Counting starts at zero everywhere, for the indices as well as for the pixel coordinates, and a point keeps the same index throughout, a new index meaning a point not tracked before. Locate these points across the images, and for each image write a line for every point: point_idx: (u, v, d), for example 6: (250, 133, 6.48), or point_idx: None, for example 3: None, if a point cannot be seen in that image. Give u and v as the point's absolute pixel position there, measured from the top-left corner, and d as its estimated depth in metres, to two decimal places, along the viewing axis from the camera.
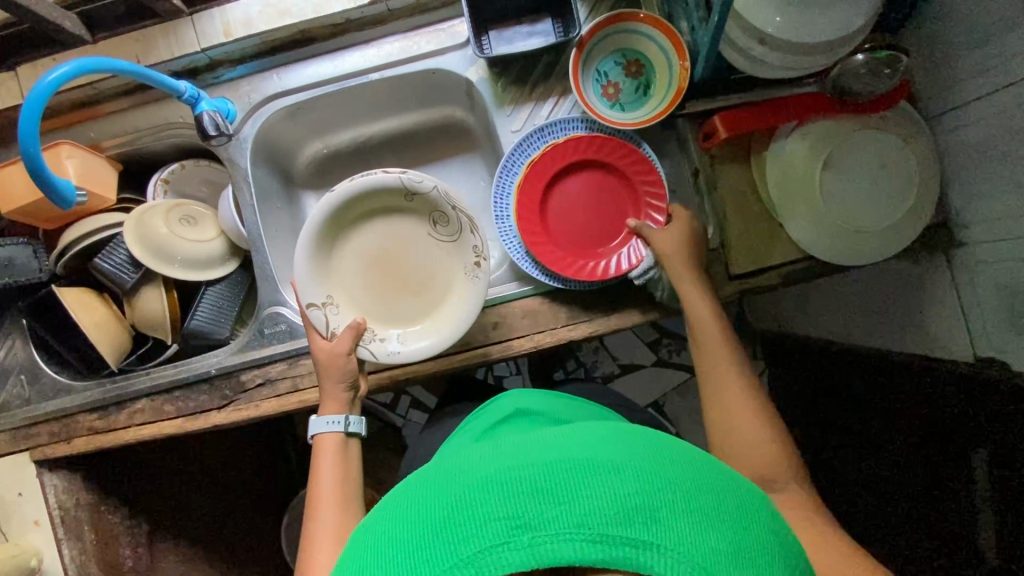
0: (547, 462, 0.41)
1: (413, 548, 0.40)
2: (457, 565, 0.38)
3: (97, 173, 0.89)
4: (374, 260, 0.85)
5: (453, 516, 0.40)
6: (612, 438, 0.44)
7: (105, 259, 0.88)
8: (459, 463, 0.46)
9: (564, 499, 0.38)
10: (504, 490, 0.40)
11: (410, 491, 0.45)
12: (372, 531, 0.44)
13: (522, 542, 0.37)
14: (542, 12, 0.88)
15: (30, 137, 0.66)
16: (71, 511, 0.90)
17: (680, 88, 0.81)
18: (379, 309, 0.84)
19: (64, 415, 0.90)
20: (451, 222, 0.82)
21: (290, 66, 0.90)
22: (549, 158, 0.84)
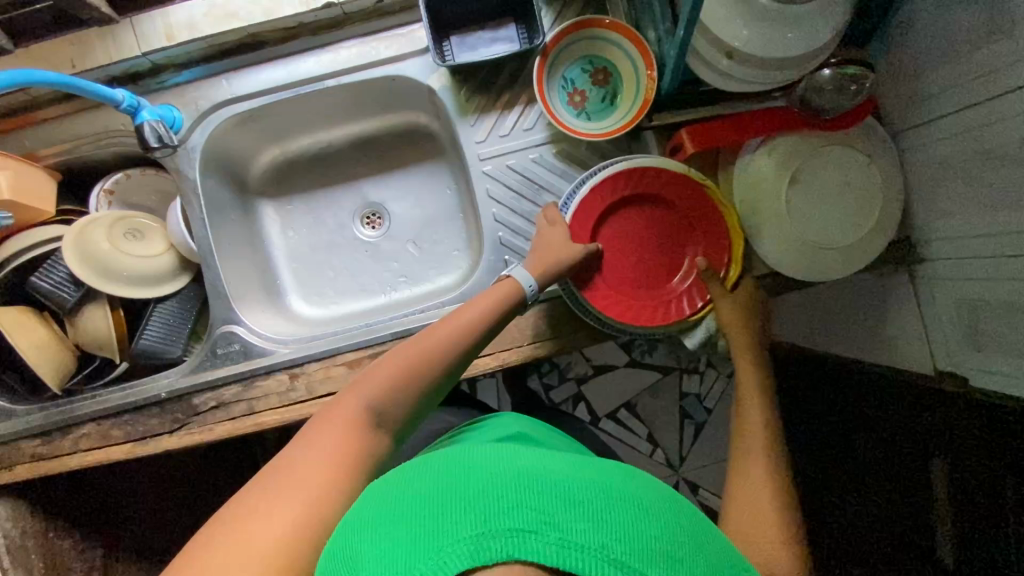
0: (588, 480, 0.39)
1: (452, 500, 0.38)
2: (483, 536, 0.35)
3: (33, 185, 0.83)
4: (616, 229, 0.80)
5: (492, 489, 0.38)
6: (645, 484, 0.43)
7: (43, 278, 0.83)
8: (497, 447, 0.44)
9: (598, 516, 0.37)
10: (543, 485, 0.38)
11: (443, 458, 0.43)
12: (398, 487, 0.42)
13: (549, 539, 0.35)
14: (505, 18, 0.84)
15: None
16: (17, 538, 0.88)
17: (646, 99, 0.79)
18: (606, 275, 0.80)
19: (6, 440, 0.85)
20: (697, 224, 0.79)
21: (240, 71, 0.85)
22: (579, 214, 0.77)
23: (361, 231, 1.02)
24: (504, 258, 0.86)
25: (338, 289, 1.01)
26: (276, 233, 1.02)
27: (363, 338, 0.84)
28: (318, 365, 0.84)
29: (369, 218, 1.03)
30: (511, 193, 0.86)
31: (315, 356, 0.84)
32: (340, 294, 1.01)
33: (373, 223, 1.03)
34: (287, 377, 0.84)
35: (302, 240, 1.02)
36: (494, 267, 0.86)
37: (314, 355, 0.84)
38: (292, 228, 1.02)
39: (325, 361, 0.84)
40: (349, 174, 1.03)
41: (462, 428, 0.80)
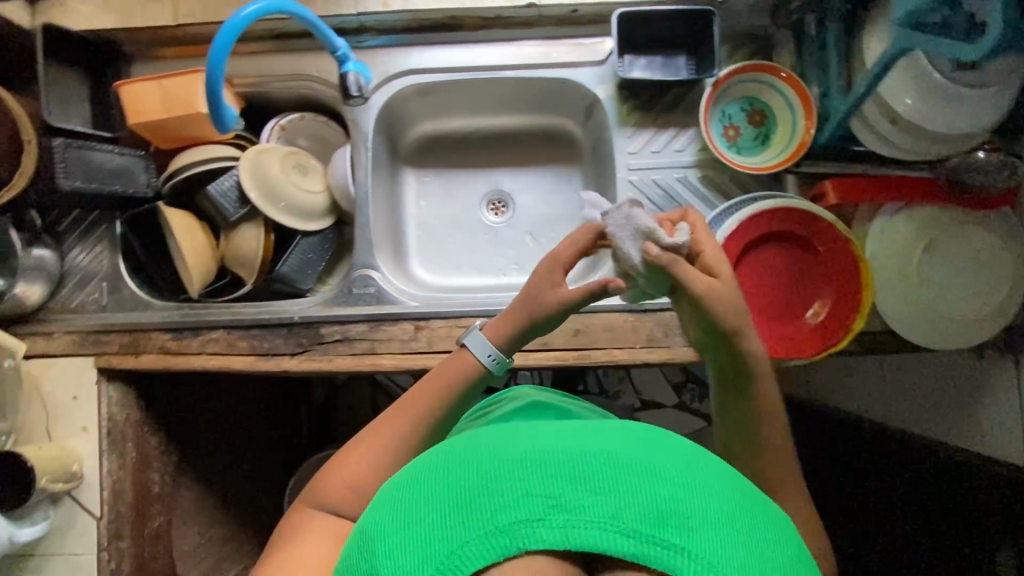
0: (589, 453, 0.43)
1: (458, 503, 0.41)
2: (491, 534, 0.39)
3: (226, 107, 0.92)
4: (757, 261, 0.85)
5: (491, 486, 0.41)
6: (655, 444, 0.45)
7: (217, 189, 0.90)
8: (500, 433, 0.47)
9: (602, 489, 0.40)
10: (547, 470, 0.41)
11: (448, 452, 0.47)
12: (409, 482, 0.46)
13: (555, 522, 0.39)
14: (680, 49, 0.90)
15: (218, 54, 0.68)
16: (118, 424, 0.93)
17: (804, 142, 0.85)
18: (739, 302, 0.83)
19: (138, 329, 0.91)
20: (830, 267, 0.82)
21: (431, 47, 0.92)
22: (728, 243, 0.83)
23: (485, 216, 1.09)
24: None
25: (454, 262, 1.07)
26: (410, 198, 1.09)
27: (487, 306, 0.90)
28: (441, 323, 0.89)
29: (495, 205, 1.09)
30: (651, 204, 0.91)
31: (441, 314, 0.90)
32: (456, 267, 1.06)
33: (498, 210, 1.09)
34: (412, 327, 0.89)
35: (433, 211, 1.09)
36: None
37: (439, 312, 0.90)
38: (425, 198, 1.09)
39: (449, 321, 0.89)
40: (486, 161, 1.10)
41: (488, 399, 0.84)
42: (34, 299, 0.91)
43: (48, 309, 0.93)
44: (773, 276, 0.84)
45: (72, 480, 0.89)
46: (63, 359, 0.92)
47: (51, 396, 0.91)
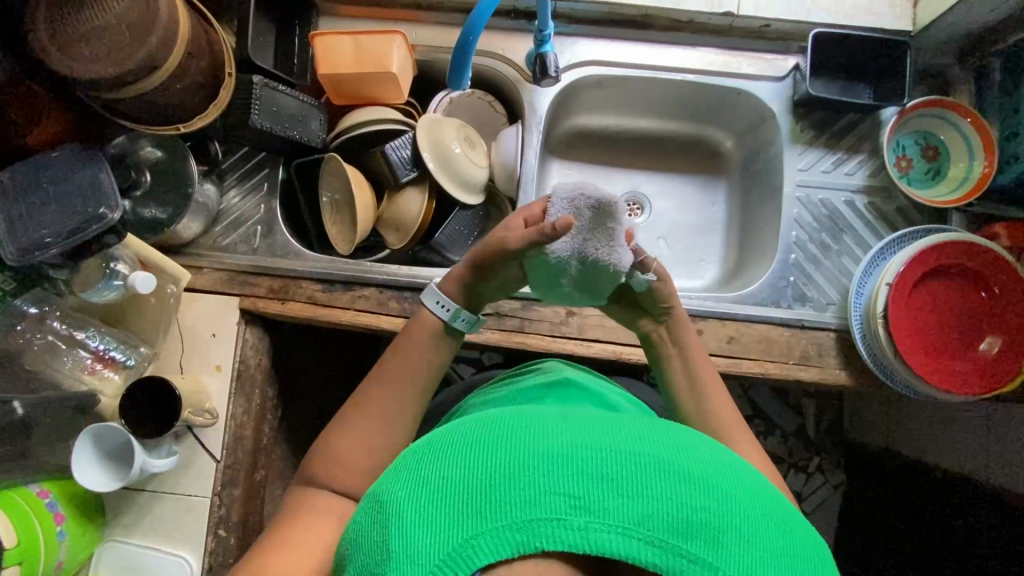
0: (618, 451, 0.41)
1: (475, 494, 0.40)
2: (510, 528, 0.38)
3: (407, 71, 0.92)
4: (932, 291, 0.83)
5: (514, 478, 0.40)
6: (687, 447, 0.44)
7: (392, 150, 0.90)
8: (526, 415, 0.45)
9: (629, 491, 0.39)
10: (572, 467, 0.40)
11: (470, 429, 0.45)
12: (425, 455, 0.44)
13: (576, 524, 0.38)
14: (864, 77, 0.92)
15: (484, 10, 0.66)
16: (249, 368, 0.91)
17: (984, 178, 0.85)
18: (912, 329, 0.81)
19: (290, 276, 0.91)
20: (1003, 304, 0.81)
21: (617, 40, 0.94)
22: (911, 267, 0.81)
23: None
24: (789, 277, 0.90)
25: None
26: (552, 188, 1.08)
27: None
28: (593, 311, 0.89)
29: (630, 207, 1.08)
30: (815, 223, 0.91)
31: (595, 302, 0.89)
32: None
33: (634, 212, 1.08)
34: (563, 311, 0.89)
35: None
36: (778, 283, 0.90)
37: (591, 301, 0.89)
38: None
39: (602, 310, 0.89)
40: (627, 162, 1.10)
41: (512, 373, 0.81)
42: (190, 230, 0.90)
43: (198, 244, 0.93)
44: (942, 306, 0.82)
45: (203, 417, 0.86)
46: (207, 295, 0.90)
47: (189, 331, 0.89)
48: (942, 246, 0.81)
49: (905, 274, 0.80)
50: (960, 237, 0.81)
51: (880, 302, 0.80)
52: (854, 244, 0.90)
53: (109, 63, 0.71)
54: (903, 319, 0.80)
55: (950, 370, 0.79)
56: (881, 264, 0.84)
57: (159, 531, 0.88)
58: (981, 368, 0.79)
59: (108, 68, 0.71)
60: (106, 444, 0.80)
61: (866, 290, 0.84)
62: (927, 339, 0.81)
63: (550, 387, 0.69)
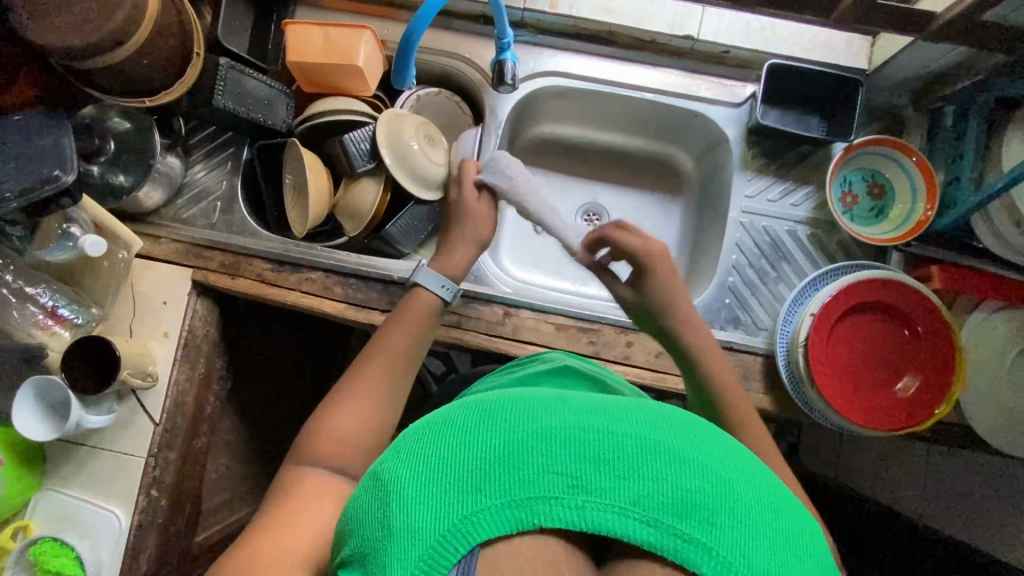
0: (614, 433, 0.41)
1: (471, 470, 0.39)
2: (508, 505, 0.38)
3: (374, 66, 0.95)
4: (857, 327, 0.84)
5: (510, 457, 0.39)
6: (685, 426, 0.43)
7: (351, 141, 0.94)
8: (523, 395, 0.45)
9: (624, 471, 0.39)
10: (568, 446, 0.39)
11: (461, 409, 0.44)
12: (419, 434, 0.43)
13: (574, 503, 0.38)
14: (817, 111, 0.93)
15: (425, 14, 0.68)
16: (195, 337, 0.95)
17: (923, 221, 0.86)
18: (833, 362, 0.83)
19: (243, 253, 0.94)
20: (926, 345, 0.82)
21: (581, 53, 0.96)
22: (836, 300, 0.82)
23: (579, 225, 1.10)
24: (725, 300, 0.92)
25: (541, 260, 1.08)
26: None
27: (576, 308, 0.92)
28: (530, 314, 0.91)
29: (587, 216, 1.10)
30: (756, 249, 0.93)
31: (531, 305, 0.91)
32: (543, 266, 1.07)
33: (591, 221, 1.10)
34: (500, 312, 0.91)
35: None
36: (714, 304, 0.92)
37: (528, 304, 0.91)
38: None
39: (538, 313, 0.91)
40: (590, 173, 1.12)
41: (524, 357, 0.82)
42: (151, 200, 0.94)
43: (159, 215, 0.96)
44: (869, 343, 0.84)
45: (145, 379, 0.90)
46: (161, 264, 0.94)
47: (141, 297, 0.93)
48: (869, 283, 0.82)
49: (830, 306, 0.82)
50: (886, 274, 0.82)
51: (801, 332, 0.83)
52: (792, 273, 0.92)
53: (76, 33, 0.74)
54: (824, 351, 0.82)
55: (872, 406, 0.80)
56: (812, 294, 0.86)
57: (95, 485, 0.91)
58: (903, 406, 0.80)
59: (74, 38, 0.74)
60: (48, 396, 0.84)
61: (793, 318, 0.86)
62: (844, 367, 0.83)
63: (551, 379, 0.69)
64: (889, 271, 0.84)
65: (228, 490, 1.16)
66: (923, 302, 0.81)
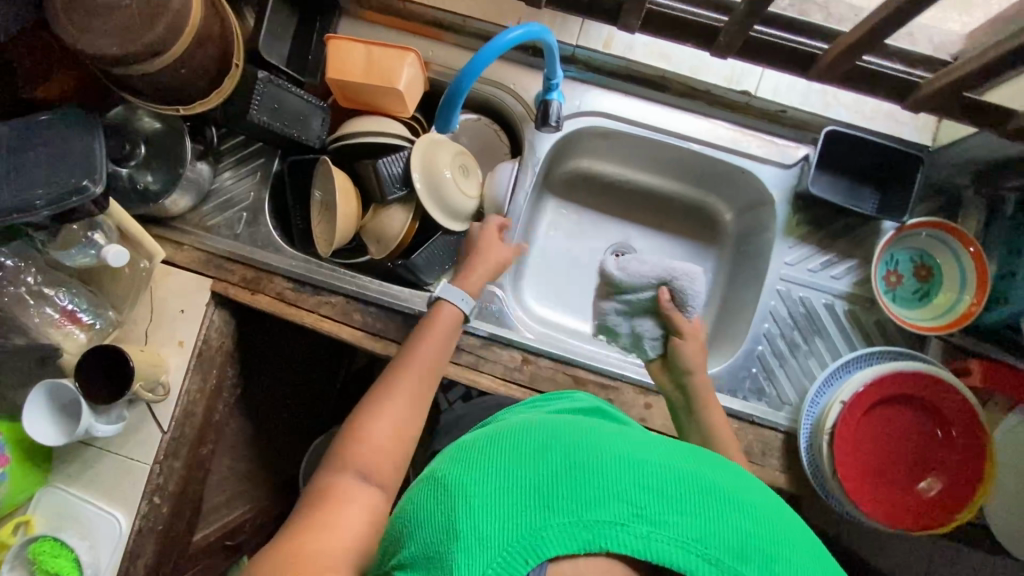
0: (679, 471, 0.41)
1: (540, 483, 0.40)
2: (574, 523, 0.38)
3: (415, 88, 0.91)
4: (888, 419, 0.81)
5: (579, 476, 0.40)
6: (741, 481, 0.44)
7: (386, 166, 0.89)
8: (586, 425, 0.46)
9: (689, 509, 0.39)
10: (636, 476, 0.40)
11: (528, 429, 0.45)
12: (486, 446, 0.44)
13: (638, 530, 0.38)
14: (871, 183, 0.89)
15: (474, 67, 0.66)
16: (210, 348, 0.94)
17: (968, 314, 0.83)
18: (860, 453, 0.80)
19: (265, 269, 0.93)
20: (955, 446, 0.79)
21: (630, 95, 0.92)
22: (869, 388, 0.79)
23: None
24: (751, 368, 0.89)
25: (564, 299, 1.05)
26: (542, 225, 1.07)
27: (598, 362, 0.89)
28: (549, 363, 0.89)
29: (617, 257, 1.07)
30: (789, 319, 0.90)
31: (552, 354, 0.89)
32: (565, 305, 1.05)
33: None
34: (519, 358, 0.89)
35: (559, 244, 1.07)
36: (739, 372, 0.89)
37: (548, 352, 0.89)
38: (555, 230, 1.08)
39: (558, 364, 0.89)
40: (624, 213, 1.08)
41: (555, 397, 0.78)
42: (178, 205, 0.92)
43: (184, 220, 0.95)
44: (898, 436, 0.81)
45: (157, 388, 0.89)
46: (182, 272, 0.92)
47: (159, 304, 0.92)
48: (907, 375, 0.79)
49: (862, 394, 0.79)
50: (925, 368, 0.79)
51: (829, 419, 0.80)
52: (824, 348, 0.89)
53: (117, 42, 0.71)
54: (851, 441, 0.80)
55: (896, 507, 0.78)
56: (843, 377, 0.83)
57: (99, 486, 0.91)
58: (926, 509, 0.77)
59: (113, 46, 0.71)
60: (59, 400, 0.83)
61: (821, 400, 0.83)
62: (861, 446, 0.80)
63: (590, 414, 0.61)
64: (927, 364, 0.80)
65: (228, 490, 1.17)
66: (976, 425, 0.78)
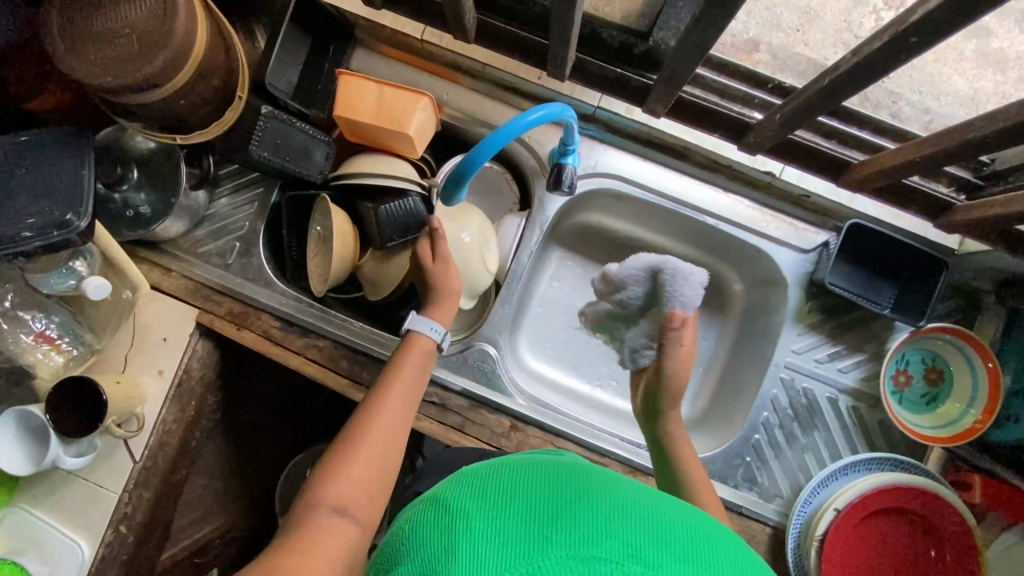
0: (675, 524, 0.41)
1: (541, 513, 0.39)
2: (567, 558, 0.36)
3: (426, 132, 0.88)
4: (880, 530, 0.78)
5: (577, 510, 0.39)
6: (738, 553, 0.43)
7: (387, 212, 0.86)
8: (588, 475, 0.47)
9: (684, 558, 0.38)
10: (633, 520, 0.40)
11: (530, 471, 0.46)
12: (493, 473, 0.46)
13: (632, 570, 0.36)
14: (889, 278, 0.86)
15: (485, 149, 0.62)
16: (190, 379, 0.91)
17: (971, 431, 0.80)
18: (848, 564, 0.77)
19: (253, 304, 0.89)
20: (946, 568, 0.76)
21: (649, 162, 0.89)
22: (865, 498, 0.76)
23: None
24: (745, 456, 0.86)
25: (560, 355, 1.02)
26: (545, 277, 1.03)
27: (588, 435, 0.86)
28: (537, 432, 0.86)
29: None
30: (789, 410, 0.87)
31: (540, 423, 0.86)
32: (560, 362, 1.02)
33: None
34: (507, 423, 0.86)
35: (560, 298, 1.03)
36: (732, 459, 0.86)
37: (537, 421, 0.86)
38: (558, 283, 1.04)
39: (546, 433, 0.86)
40: None
41: None
42: (170, 231, 0.88)
43: (175, 244, 0.91)
44: (889, 549, 0.78)
45: (132, 419, 0.86)
46: (168, 299, 0.89)
47: (141, 331, 0.89)
48: (907, 490, 0.76)
49: (858, 504, 0.76)
50: (926, 484, 0.76)
51: (820, 526, 0.77)
52: (822, 444, 0.86)
53: (112, 74, 0.67)
54: (840, 551, 0.77)
55: None
56: (838, 481, 0.80)
57: (64, 511, 0.89)
58: None
59: (108, 77, 0.67)
60: (28, 428, 0.80)
61: (813, 501, 0.80)
62: (852, 545, 0.77)
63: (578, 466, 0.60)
64: (928, 479, 0.77)
65: None
66: (971, 549, 0.75)
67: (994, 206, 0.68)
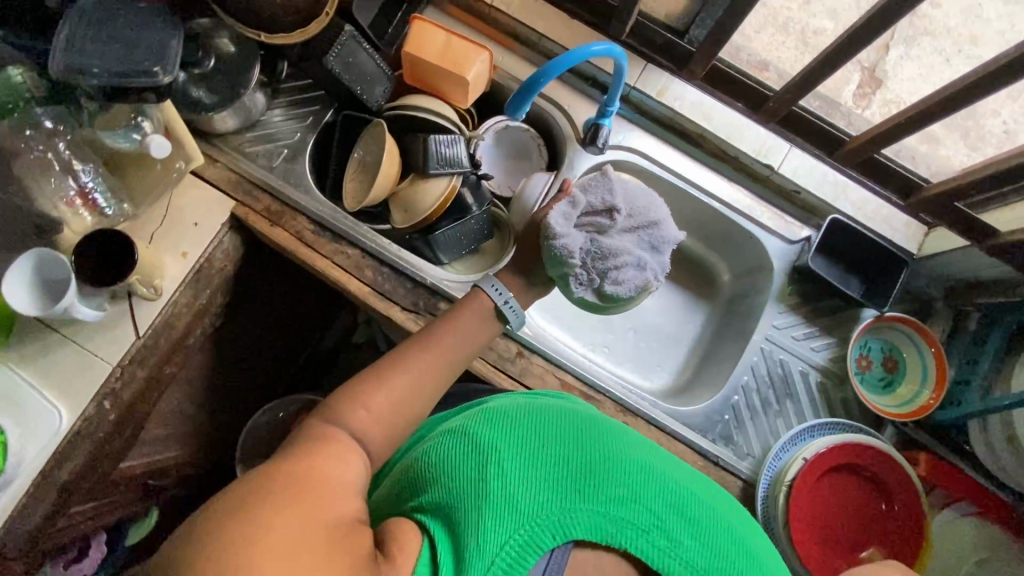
0: (656, 483, 0.58)
1: (561, 477, 0.55)
2: (579, 509, 0.52)
3: (479, 83, 0.98)
4: (839, 485, 0.86)
5: (588, 478, 0.55)
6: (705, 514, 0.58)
7: (436, 144, 0.94)
8: (596, 430, 0.63)
9: (662, 522, 0.54)
10: (628, 486, 0.55)
11: (553, 432, 0.60)
12: (530, 426, 0.60)
13: (624, 522, 0.53)
14: (859, 274, 0.99)
15: (559, 63, 0.73)
16: (211, 267, 0.93)
17: (927, 406, 0.91)
18: (809, 511, 0.84)
19: (289, 206, 0.94)
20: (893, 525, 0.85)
21: (669, 144, 1.01)
22: (829, 452, 0.85)
23: None
24: (724, 414, 0.94)
25: (562, 313, 1.09)
26: None
27: (586, 372, 0.93)
28: (541, 362, 0.91)
29: None
30: (766, 378, 0.96)
31: (545, 354, 0.92)
32: (561, 319, 1.09)
33: None
34: (515, 350, 0.91)
35: None
36: (712, 416, 0.94)
37: (543, 351, 0.92)
38: None
39: (549, 364, 0.92)
40: None
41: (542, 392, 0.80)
42: (225, 124, 0.93)
43: (225, 141, 0.96)
44: (846, 504, 0.86)
45: (148, 289, 0.87)
46: (208, 187, 0.93)
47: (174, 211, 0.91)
48: (865, 448, 0.85)
49: (823, 457, 0.85)
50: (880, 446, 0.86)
51: (789, 472, 0.84)
52: (791, 412, 0.95)
53: None
54: (805, 497, 0.84)
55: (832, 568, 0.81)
56: (806, 439, 0.88)
57: (51, 375, 0.86)
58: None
59: None
60: (47, 272, 0.80)
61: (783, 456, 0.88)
62: (813, 495, 0.85)
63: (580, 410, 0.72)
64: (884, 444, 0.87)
65: (170, 425, 1.12)
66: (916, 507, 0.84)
67: (976, 173, 0.84)
